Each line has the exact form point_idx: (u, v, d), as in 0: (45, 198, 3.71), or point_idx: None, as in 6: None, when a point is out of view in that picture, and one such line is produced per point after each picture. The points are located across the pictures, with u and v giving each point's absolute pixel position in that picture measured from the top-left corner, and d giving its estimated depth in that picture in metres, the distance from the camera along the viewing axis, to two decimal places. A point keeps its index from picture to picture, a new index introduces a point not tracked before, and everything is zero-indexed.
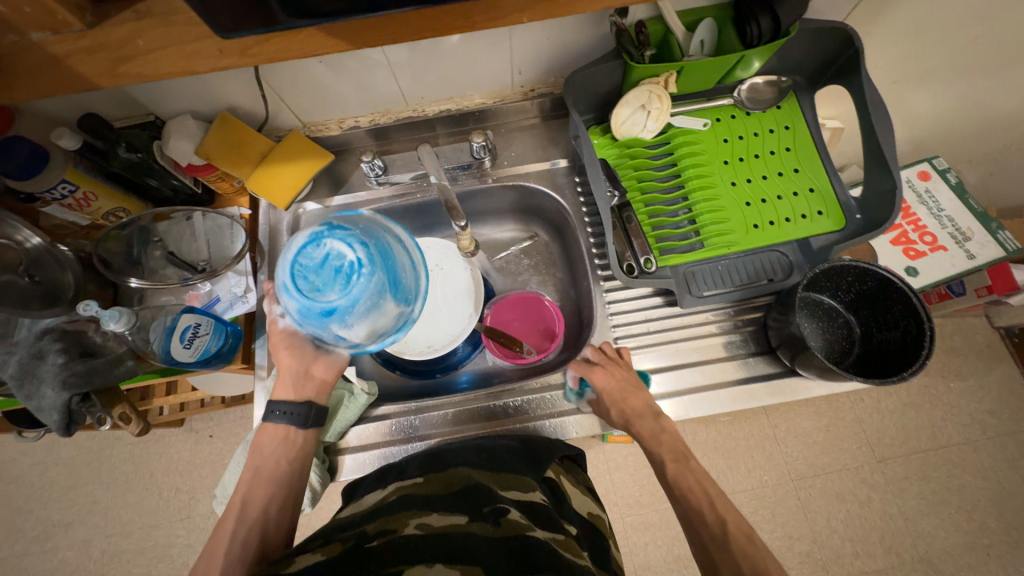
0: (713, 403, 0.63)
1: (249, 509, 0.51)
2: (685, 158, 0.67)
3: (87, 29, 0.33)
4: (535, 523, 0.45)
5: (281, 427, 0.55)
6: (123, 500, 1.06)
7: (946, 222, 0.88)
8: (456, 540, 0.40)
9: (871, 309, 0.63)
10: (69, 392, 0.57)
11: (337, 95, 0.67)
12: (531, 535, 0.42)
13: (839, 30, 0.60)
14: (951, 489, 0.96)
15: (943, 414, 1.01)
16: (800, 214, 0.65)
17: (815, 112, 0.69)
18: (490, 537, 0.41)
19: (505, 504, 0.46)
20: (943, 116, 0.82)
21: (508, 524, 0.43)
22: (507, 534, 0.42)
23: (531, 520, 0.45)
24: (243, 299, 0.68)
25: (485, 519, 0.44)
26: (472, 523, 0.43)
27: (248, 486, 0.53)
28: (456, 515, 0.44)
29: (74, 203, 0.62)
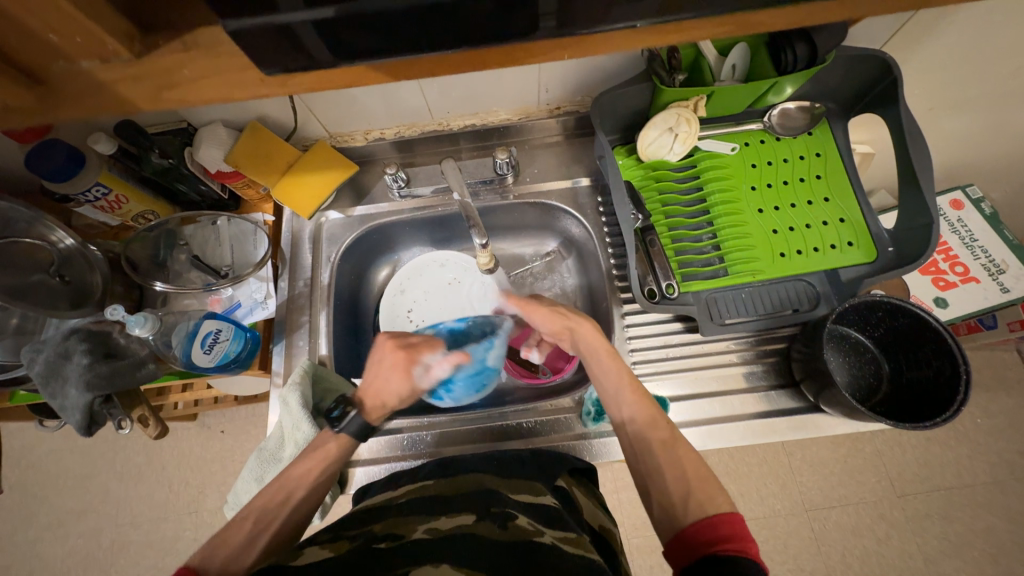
0: (731, 435, 0.62)
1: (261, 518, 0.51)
2: (711, 183, 0.66)
3: (136, 58, 0.32)
4: (545, 527, 0.42)
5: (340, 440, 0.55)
6: (134, 492, 1.07)
7: (979, 253, 0.84)
8: (462, 542, 0.39)
9: (901, 345, 0.61)
10: (92, 393, 0.56)
11: (365, 108, 0.68)
12: (537, 539, 0.40)
13: (879, 61, 0.59)
14: (974, 530, 0.92)
15: (969, 451, 0.97)
16: (829, 244, 0.63)
17: (847, 139, 0.68)
18: (495, 539, 0.40)
19: (515, 508, 0.44)
20: (982, 145, 0.80)
21: (516, 529, 0.41)
22: (512, 539, 0.40)
23: (542, 524, 0.42)
24: (264, 305, 0.69)
25: (492, 521, 0.42)
26: (479, 523, 0.42)
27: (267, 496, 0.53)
28: (466, 515, 0.43)
29: (106, 205, 0.64)
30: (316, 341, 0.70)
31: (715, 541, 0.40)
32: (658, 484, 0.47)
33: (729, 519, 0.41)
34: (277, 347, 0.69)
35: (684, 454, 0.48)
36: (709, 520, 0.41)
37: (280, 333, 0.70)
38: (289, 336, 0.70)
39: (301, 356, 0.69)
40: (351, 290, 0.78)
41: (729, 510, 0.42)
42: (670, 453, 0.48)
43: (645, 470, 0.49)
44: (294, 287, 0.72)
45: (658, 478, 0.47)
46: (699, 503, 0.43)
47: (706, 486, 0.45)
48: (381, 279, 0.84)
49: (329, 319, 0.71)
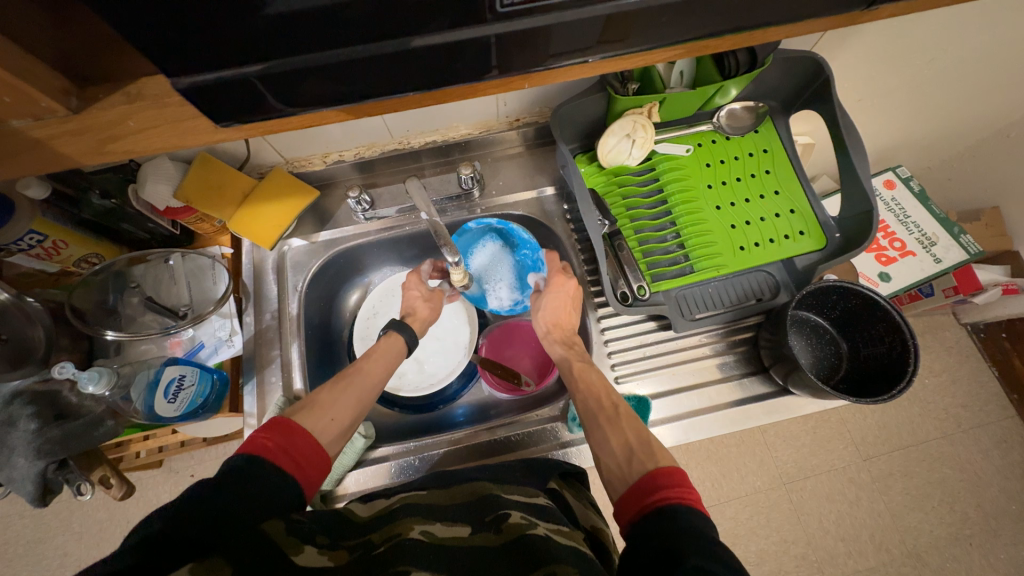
0: (711, 426, 0.64)
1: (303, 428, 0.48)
2: (670, 183, 0.68)
3: (73, 113, 0.32)
4: (539, 520, 0.42)
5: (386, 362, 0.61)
6: (98, 552, 0.99)
7: (913, 229, 0.91)
8: (461, 553, 0.39)
9: (855, 326, 0.65)
10: (44, 460, 0.53)
11: (322, 133, 0.66)
12: (533, 531, 0.39)
13: (810, 61, 0.63)
14: (932, 482, 1.00)
15: (921, 410, 1.05)
16: (783, 234, 0.67)
17: (790, 134, 0.72)
18: (493, 547, 0.39)
19: (508, 507, 0.43)
20: (906, 130, 0.86)
21: (510, 529, 0.40)
22: (508, 540, 0.39)
23: (535, 518, 0.42)
24: (229, 342, 0.66)
25: (488, 529, 0.42)
26: (474, 536, 0.41)
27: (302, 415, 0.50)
28: (460, 526, 0.42)
29: (43, 253, 0.59)
30: (290, 375, 0.67)
31: (656, 489, 0.41)
32: (608, 453, 0.49)
33: (668, 470, 0.43)
34: (248, 386, 0.66)
35: (629, 424, 0.50)
36: (650, 474, 0.43)
37: (250, 370, 0.66)
38: (260, 373, 0.67)
39: (275, 393, 0.66)
40: (322, 318, 0.76)
41: (669, 462, 0.44)
42: (615, 426, 0.51)
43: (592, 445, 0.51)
44: (260, 321, 0.69)
45: (606, 447, 0.49)
46: (640, 460, 0.45)
47: (647, 447, 0.47)
48: (352, 303, 0.82)
49: (302, 351, 0.68)
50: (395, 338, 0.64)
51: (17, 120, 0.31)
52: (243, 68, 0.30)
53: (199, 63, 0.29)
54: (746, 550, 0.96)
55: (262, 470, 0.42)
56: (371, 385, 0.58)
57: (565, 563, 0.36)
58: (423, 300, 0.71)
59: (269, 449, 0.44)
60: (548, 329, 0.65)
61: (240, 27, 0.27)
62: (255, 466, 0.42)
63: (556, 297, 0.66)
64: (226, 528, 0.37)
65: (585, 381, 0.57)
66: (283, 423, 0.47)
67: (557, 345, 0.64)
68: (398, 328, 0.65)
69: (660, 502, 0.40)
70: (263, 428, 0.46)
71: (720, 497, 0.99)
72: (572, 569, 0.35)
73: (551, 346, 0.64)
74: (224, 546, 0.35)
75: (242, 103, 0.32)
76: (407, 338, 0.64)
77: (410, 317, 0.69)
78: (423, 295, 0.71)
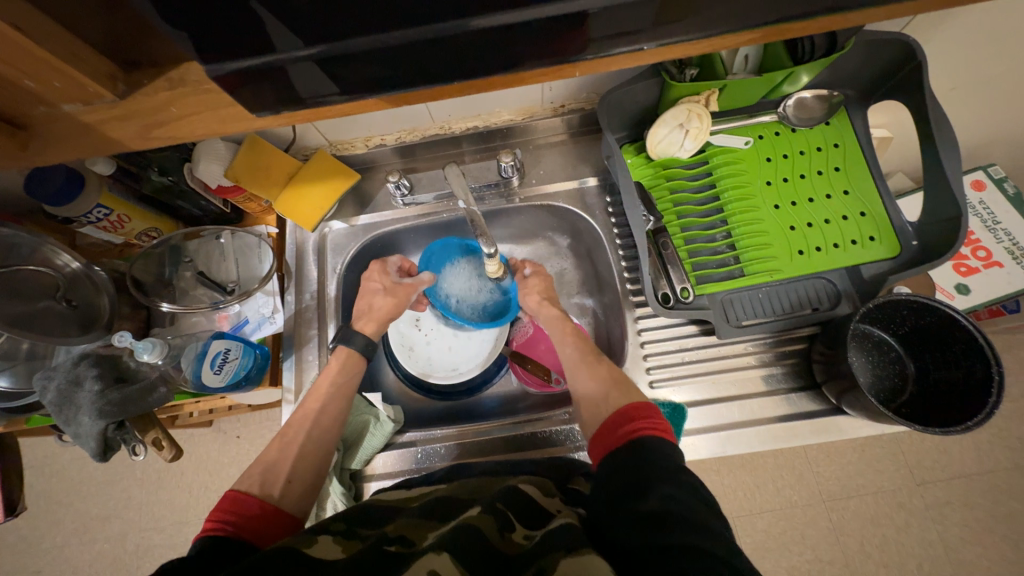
0: (752, 441, 0.60)
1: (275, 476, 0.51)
2: (725, 179, 0.63)
3: (119, 99, 0.34)
4: (535, 531, 0.39)
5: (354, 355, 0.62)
6: (156, 497, 1.09)
7: (1004, 237, 0.80)
8: (469, 528, 0.37)
9: (927, 345, 0.59)
10: (105, 420, 0.57)
11: (365, 117, 0.66)
12: (524, 548, 0.36)
13: (901, 44, 0.55)
14: (996, 516, 0.90)
15: (991, 437, 0.95)
16: (849, 239, 0.61)
17: (867, 128, 0.65)
18: (496, 548, 0.36)
19: (517, 520, 0.41)
20: (1008, 123, 0.75)
21: (513, 544, 0.37)
22: (504, 547, 0.36)
23: (533, 527, 0.40)
24: (271, 319, 0.69)
25: (496, 515, 0.40)
26: (481, 517, 0.39)
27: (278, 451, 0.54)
28: (472, 508, 0.41)
29: (109, 226, 0.63)
30: (325, 355, 0.69)
31: (628, 422, 0.47)
32: (586, 395, 0.55)
33: (640, 405, 0.48)
34: (287, 362, 0.68)
35: (608, 368, 0.57)
36: (622, 411, 0.48)
37: (289, 347, 0.69)
38: (299, 350, 0.69)
39: (311, 371, 0.68)
40: (358, 300, 0.77)
41: (642, 399, 0.50)
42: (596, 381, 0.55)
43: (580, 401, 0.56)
44: (300, 301, 0.71)
45: (585, 390, 0.56)
46: (617, 397, 0.51)
47: (623, 387, 0.53)
48: None
49: (338, 332, 0.70)
50: (349, 355, 0.62)
51: (69, 105, 0.34)
52: (284, 54, 0.29)
53: (239, 48, 0.28)
54: (776, 564, 0.92)
55: (233, 542, 0.42)
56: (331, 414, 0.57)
57: (555, 549, 0.35)
58: (384, 294, 0.66)
59: (234, 527, 0.44)
60: (540, 301, 0.66)
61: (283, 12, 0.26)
62: (222, 542, 0.42)
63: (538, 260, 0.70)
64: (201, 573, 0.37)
65: (575, 337, 0.62)
66: (234, 496, 0.47)
67: (552, 304, 0.66)
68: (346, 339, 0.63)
69: (635, 432, 0.45)
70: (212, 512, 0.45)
71: (752, 509, 0.95)
72: (561, 553, 0.34)
73: (543, 306, 0.66)
74: None
75: (281, 90, 0.32)
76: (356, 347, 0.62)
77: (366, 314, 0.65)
78: (385, 288, 0.67)
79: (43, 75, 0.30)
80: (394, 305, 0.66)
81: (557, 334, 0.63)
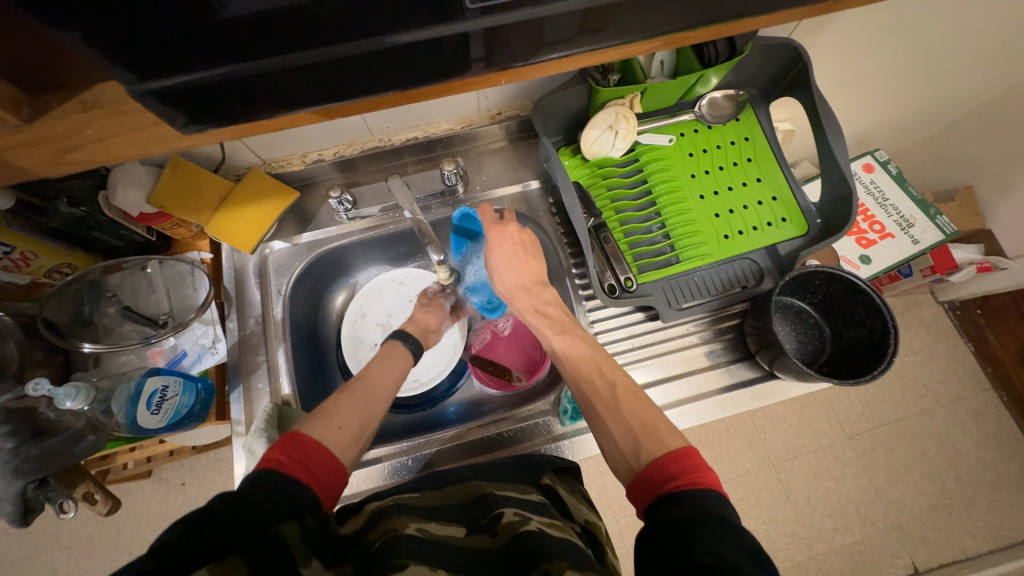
0: (701, 413, 0.65)
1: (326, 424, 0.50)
2: (654, 174, 0.68)
3: (25, 124, 0.31)
4: (531, 514, 0.42)
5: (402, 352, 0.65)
6: (89, 565, 0.97)
7: (891, 211, 0.92)
8: (454, 551, 0.39)
9: (838, 309, 0.66)
10: (22, 480, 0.51)
11: (301, 133, 0.65)
12: (527, 528, 0.40)
13: (789, 48, 0.63)
14: (914, 456, 1.03)
15: (902, 387, 1.08)
16: (766, 222, 0.67)
17: (770, 122, 0.72)
18: (489, 550, 0.40)
19: (502, 505, 0.44)
20: (883, 113, 0.87)
21: (505, 530, 0.41)
22: (503, 542, 0.40)
23: (529, 513, 0.43)
24: (213, 349, 0.65)
25: (483, 531, 0.42)
26: (470, 537, 0.41)
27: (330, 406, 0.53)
28: (454, 527, 0.42)
29: (11, 264, 0.56)
30: (277, 380, 0.66)
31: (672, 478, 0.43)
32: (611, 444, 0.50)
33: (679, 455, 0.44)
34: (235, 393, 0.65)
35: (627, 406, 0.52)
36: (660, 461, 0.44)
37: (235, 377, 0.65)
38: (246, 380, 0.66)
39: (262, 399, 0.65)
40: (308, 321, 0.75)
41: (677, 445, 0.46)
42: (615, 414, 0.52)
43: (597, 427, 0.53)
44: (244, 327, 0.68)
45: (608, 436, 0.51)
46: (649, 447, 0.47)
47: (650, 431, 0.48)
48: (338, 306, 0.81)
49: (288, 355, 0.68)
50: (395, 346, 0.66)
51: None
52: (205, 73, 0.29)
53: (157, 66, 0.28)
54: None
55: (281, 483, 0.42)
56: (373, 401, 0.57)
57: (559, 556, 0.36)
58: (422, 308, 0.73)
59: (286, 468, 0.43)
60: (517, 294, 0.66)
61: (206, 29, 0.26)
62: (272, 481, 0.41)
63: (511, 255, 0.66)
64: (240, 528, 0.36)
65: (578, 361, 0.58)
66: (295, 437, 0.47)
67: (533, 315, 0.64)
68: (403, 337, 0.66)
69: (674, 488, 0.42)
70: (273, 447, 0.45)
71: None
72: (566, 564, 0.36)
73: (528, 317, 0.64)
74: (241, 540, 0.35)
75: (205, 108, 0.31)
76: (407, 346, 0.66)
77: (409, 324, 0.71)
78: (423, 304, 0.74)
79: None
80: (429, 316, 0.73)
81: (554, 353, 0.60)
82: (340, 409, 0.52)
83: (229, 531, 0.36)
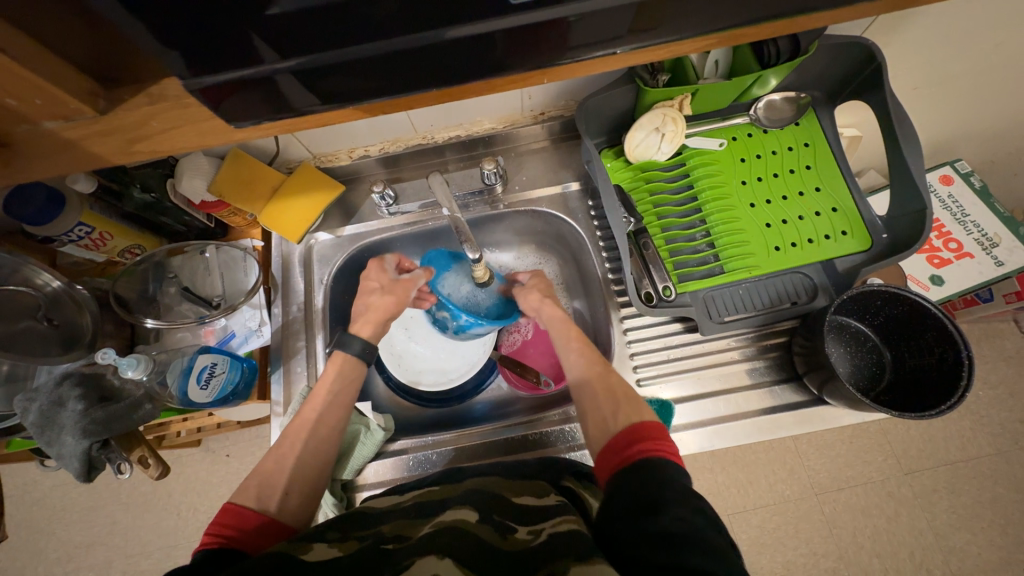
0: (738, 434, 0.61)
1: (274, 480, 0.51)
2: (701, 180, 0.65)
3: (99, 115, 0.35)
4: (541, 524, 0.40)
5: (343, 363, 0.61)
6: (143, 521, 1.06)
7: (972, 228, 0.83)
8: (461, 538, 0.38)
9: (901, 334, 0.61)
10: (89, 439, 0.57)
11: (349, 129, 0.67)
12: (533, 543, 0.37)
13: (862, 47, 0.58)
14: (982, 501, 0.92)
15: (972, 423, 0.97)
16: (823, 235, 0.63)
17: (835, 128, 0.67)
18: (498, 547, 0.37)
19: (515, 521, 0.41)
20: (968, 120, 0.79)
21: (516, 541, 0.38)
22: (510, 548, 0.37)
23: (539, 520, 0.40)
24: (259, 332, 0.69)
25: (494, 528, 0.40)
26: (479, 524, 0.40)
27: (274, 456, 0.53)
28: (468, 511, 0.42)
29: (90, 243, 0.62)
30: (313, 365, 0.69)
31: (638, 441, 0.45)
32: (594, 412, 0.53)
33: (650, 425, 0.46)
34: (275, 374, 0.68)
35: (617, 380, 0.55)
36: (629, 428, 0.47)
37: (277, 360, 0.69)
38: (287, 362, 0.69)
39: (299, 382, 0.68)
40: (346, 311, 0.77)
41: (652, 418, 0.48)
42: (604, 386, 0.54)
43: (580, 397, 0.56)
44: (287, 313, 0.71)
45: (592, 405, 0.54)
46: (626, 415, 0.49)
47: (633, 404, 0.51)
48: None
49: (326, 342, 0.70)
50: (340, 358, 0.61)
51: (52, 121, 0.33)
52: (257, 68, 0.30)
53: (212, 62, 0.29)
54: (772, 560, 0.93)
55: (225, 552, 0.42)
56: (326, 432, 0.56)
57: (564, 555, 0.34)
58: (380, 293, 0.65)
59: (224, 539, 0.43)
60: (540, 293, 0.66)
61: (258, 25, 0.27)
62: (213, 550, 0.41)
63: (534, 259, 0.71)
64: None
65: (579, 343, 0.61)
66: (232, 506, 0.47)
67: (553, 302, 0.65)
68: (343, 342, 0.61)
69: (641, 451, 0.44)
70: (211, 523, 0.45)
71: (746, 505, 0.95)
72: (570, 561, 0.34)
73: (546, 304, 0.65)
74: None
75: (260, 101, 0.33)
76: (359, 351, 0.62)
77: (366, 314, 0.64)
78: (381, 286, 0.66)
79: (26, 92, 0.30)
80: (392, 303, 0.65)
81: (562, 333, 0.62)
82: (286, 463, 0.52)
83: None
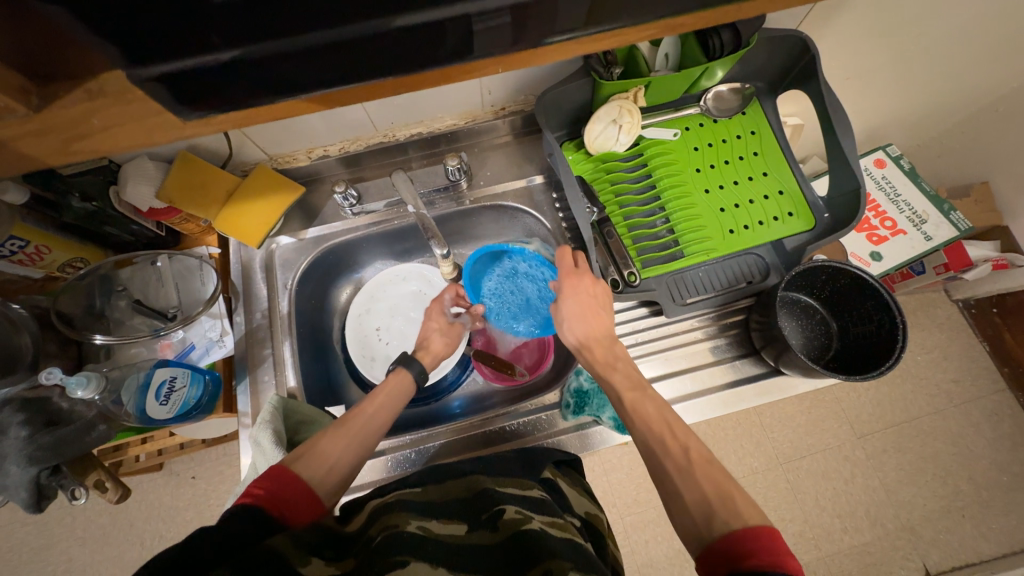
0: (706, 409, 0.65)
1: (319, 458, 0.49)
2: (659, 169, 0.68)
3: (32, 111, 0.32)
4: (533, 513, 0.42)
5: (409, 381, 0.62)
6: (103, 555, 1.00)
7: (903, 207, 0.91)
8: (455, 551, 0.39)
9: (845, 305, 0.66)
10: (37, 467, 0.53)
11: (306, 128, 0.65)
12: (528, 526, 0.40)
13: (797, 39, 0.62)
14: (925, 457, 1.01)
15: (913, 386, 1.06)
16: (772, 216, 0.67)
17: (777, 115, 0.71)
18: (490, 546, 0.40)
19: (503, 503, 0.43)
20: (895, 106, 0.86)
21: (506, 526, 0.41)
22: (505, 537, 0.40)
23: (532, 511, 0.42)
24: (220, 343, 0.66)
25: (484, 526, 0.42)
26: (471, 534, 0.41)
27: (326, 435, 0.52)
28: (456, 524, 0.42)
29: (25, 258, 0.58)
30: (282, 373, 0.67)
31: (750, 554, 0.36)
32: (679, 511, 0.42)
33: (761, 535, 0.37)
34: (240, 385, 0.66)
35: (704, 473, 0.43)
36: (735, 535, 0.38)
37: (242, 370, 0.67)
38: (253, 372, 0.67)
39: (267, 391, 0.66)
40: (313, 316, 0.75)
41: (763, 526, 0.38)
42: (689, 478, 0.43)
43: (663, 496, 0.44)
44: (251, 321, 0.69)
45: (676, 500, 0.43)
46: (724, 520, 0.39)
47: (730, 506, 0.40)
48: (343, 301, 0.81)
49: (294, 349, 0.68)
50: (403, 374, 0.62)
51: None
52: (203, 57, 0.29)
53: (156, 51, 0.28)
54: None
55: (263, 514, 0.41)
56: (377, 426, 0.55)
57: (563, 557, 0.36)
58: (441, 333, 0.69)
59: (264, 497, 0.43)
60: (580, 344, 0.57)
61: None
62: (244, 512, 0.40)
63: (579, 302, 0.58)
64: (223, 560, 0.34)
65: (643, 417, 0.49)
66: (279, 469, 0.46)
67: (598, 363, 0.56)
68: (408, 361, 0.63)
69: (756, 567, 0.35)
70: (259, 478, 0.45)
71: None
72: (569, 565, 0.36)
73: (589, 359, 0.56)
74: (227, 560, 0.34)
75: (206, 94, 0.32)
76: (416, 372, 0.62)
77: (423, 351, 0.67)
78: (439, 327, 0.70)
79: None
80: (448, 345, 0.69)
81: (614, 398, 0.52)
82: (335, 441, 0.51)
83: (222, 551, 0.35)
